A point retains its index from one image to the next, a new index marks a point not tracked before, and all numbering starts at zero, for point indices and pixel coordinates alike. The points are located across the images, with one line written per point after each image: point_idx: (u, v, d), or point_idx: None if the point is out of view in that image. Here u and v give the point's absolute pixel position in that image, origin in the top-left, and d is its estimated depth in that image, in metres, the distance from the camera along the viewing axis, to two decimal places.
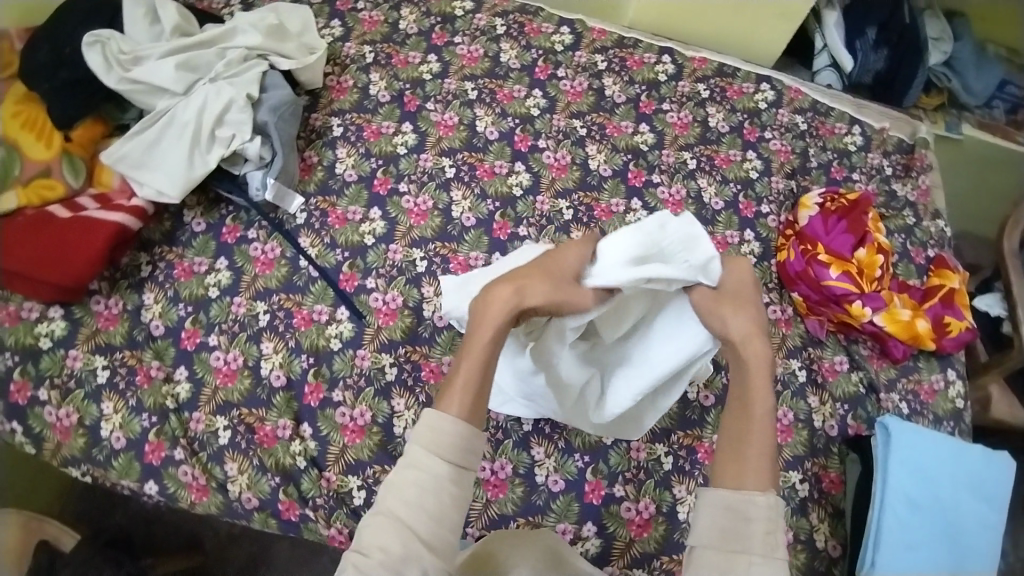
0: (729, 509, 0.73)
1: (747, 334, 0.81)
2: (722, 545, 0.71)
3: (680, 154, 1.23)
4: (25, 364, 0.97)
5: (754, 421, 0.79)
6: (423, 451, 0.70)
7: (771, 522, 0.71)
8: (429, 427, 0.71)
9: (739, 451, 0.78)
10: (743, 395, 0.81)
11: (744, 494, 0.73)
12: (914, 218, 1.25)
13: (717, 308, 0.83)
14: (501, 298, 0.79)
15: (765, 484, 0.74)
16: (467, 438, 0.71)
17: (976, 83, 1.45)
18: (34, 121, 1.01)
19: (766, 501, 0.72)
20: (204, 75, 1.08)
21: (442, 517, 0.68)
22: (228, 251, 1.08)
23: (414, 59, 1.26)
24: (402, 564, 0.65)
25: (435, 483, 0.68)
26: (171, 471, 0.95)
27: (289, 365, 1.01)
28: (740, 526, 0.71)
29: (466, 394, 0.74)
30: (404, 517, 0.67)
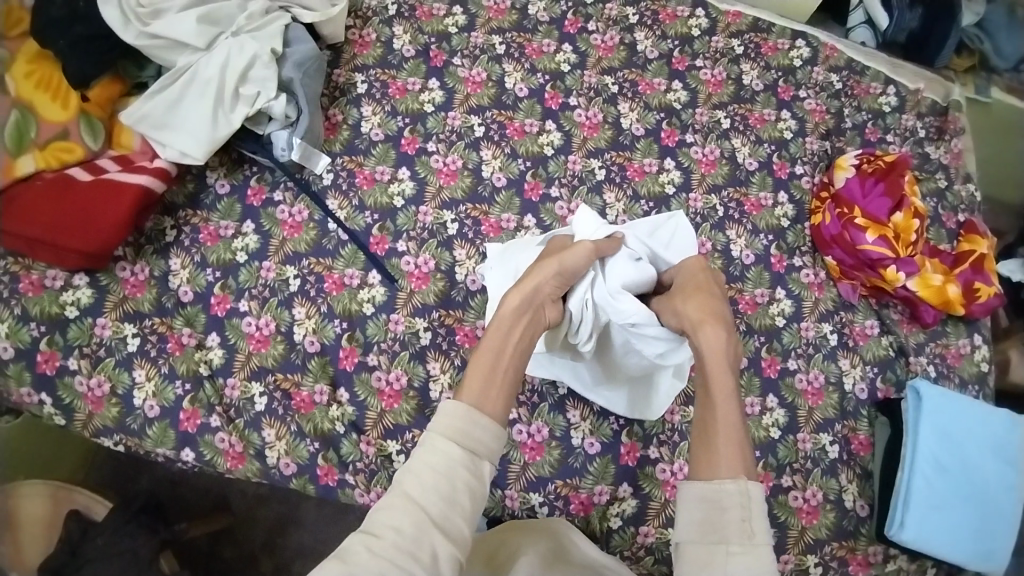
0: (704, 501, 0.72)
1: (697, 321, 0.86)
2: (701, 537, 0.70)
3: (714, 113, 1.20)
4: (53, 334, 0.94)
5: (721, 413, 0.79)
6: (442, 438, 0.71)
7: (748, 508, 0.70)
8: (449, 415, 0.72)
9: (711, 443, 0.77)
10: (706, 388, 0.82)
11: (717, 483, 0.73)
12: (946, 181, 1.23)
13: (670, 301, 0.90)
14: (511, 302, 0.84)
15: (739, 471, 0.73)
16: (487, 425, 0.73)
17: (1006, 45, 1.41)
18: (49, 81, 0.99)
19: (739, 487, 0.72)
20: (226, 28, 1.04)
21: (451, 499, 0.68)
22: (254, 214, 1.05)
23: (439, 11, 1.21)
24: (417, 542, 0.64)
25: (449, 466, 0.69)
26: (207, 438, 0.95)
27: (322, 330, 1.00)
28: (717, 518, 0.70)
29: (485, 378, 0.77)
30: (418, 498, 0.67)
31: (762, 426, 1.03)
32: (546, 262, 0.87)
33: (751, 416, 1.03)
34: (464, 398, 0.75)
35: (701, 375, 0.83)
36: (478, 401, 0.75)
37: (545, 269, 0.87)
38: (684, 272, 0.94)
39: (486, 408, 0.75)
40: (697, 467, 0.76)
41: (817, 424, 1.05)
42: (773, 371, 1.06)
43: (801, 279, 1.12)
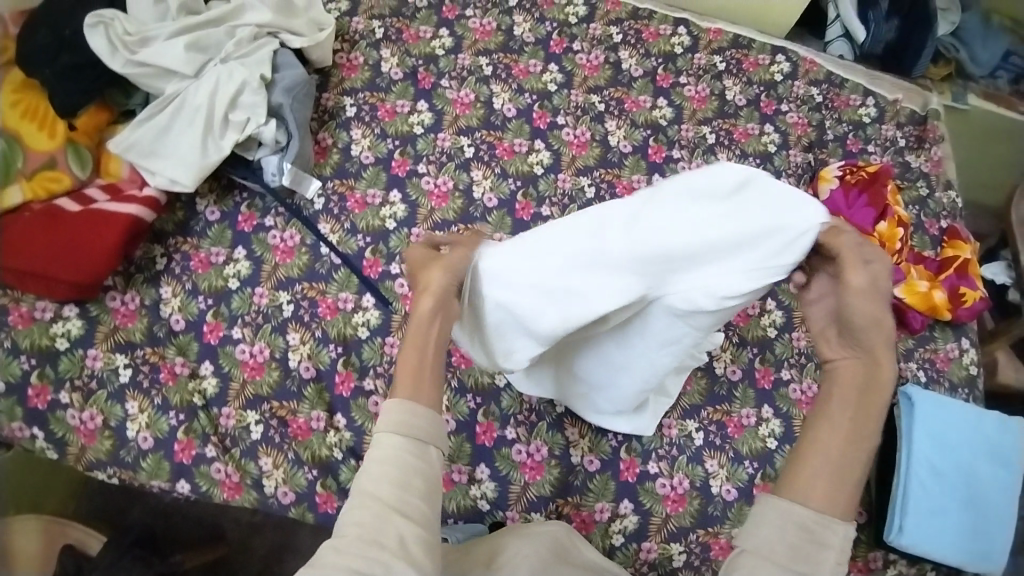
0: (800, 528, 0.64)
1: (875, 346, 0.72)
2: (785, 562, 0.63)
3: (699, 128, 1.22)
4: (43, 368, 0.93)
5: (860, 450, 0.69)
6: (387, 432, 0.67)
7: (843, 551, 0.64)
8: (393, 413, 0.68)
9: (835, 470, 0.68)
10: (854, 420, 0.70)
11: (825, 517, 0.65)
12: (927, 189, 1.26)
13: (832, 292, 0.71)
14: (424, 308, 0.74)
15: (845, 510, 0.67)
16: (425, 413, 0.68)
17: (982, 53, 1.46)
18: (36, 110, 0.98)
19: (844, 528, 0.65)
20: (214, 55, 1.04)
21: (408, 485, 0.64)
22: (245, 240, 1.04)
23: (426, 34, 1.22)
24: (381, 533, 0.61)
25: (397, 455, 0.65)
26: (203, 469, 0.93)
27: (317, 356, 0.99)
28: (807, 548, 0.64)
29: (408, 375, 0.71)
30: (374, 491, 0.63)
31: (759, 437, 1.03)
32: (440, 268, 0.76)
33: (747, 427, 1.04)
34: (400, 395, 0.70)
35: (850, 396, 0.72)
36: (413, 395, 0.70)
37: (438, 271, 0.76)
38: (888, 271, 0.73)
39: (420, 398, 0.70)
40: (814, 492, 0.67)
41: None
42: (768, 381, 1.07)
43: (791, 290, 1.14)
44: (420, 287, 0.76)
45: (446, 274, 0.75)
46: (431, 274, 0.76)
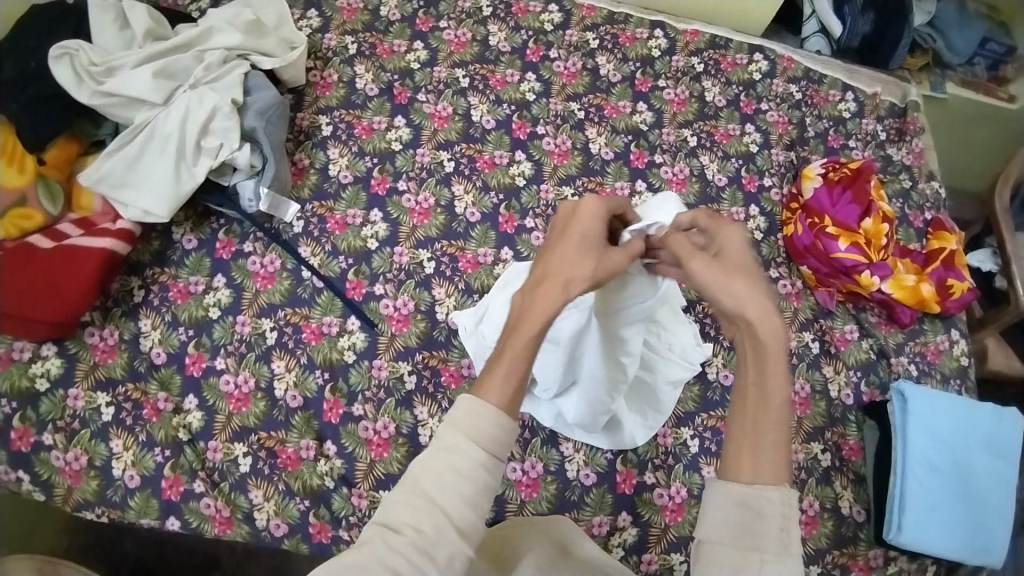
0: (740, 504, 0.57)
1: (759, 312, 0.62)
2: (734, 543, 0.56)
3: (680, 132, 1.21)
4: (24, 410, 0.90)
5: (771, 412, 0.60)
6: (461, 436, 0.58)
7: (787, 518, 0.57)
8: (469, 411, 0.58)
9: (755, 439, 0.59)
10: (758, 384, 0.62)
11: (756, 486, 0.57)
12: (910, 181, 1.26)
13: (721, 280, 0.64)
14: (548, 295, 0.63)
15: (781, 476, 0.58)
16: (512, 430, 0.59)
17: (957, 40, 1.44)
18: (4, 146, 0.94)
19: (781, 495, 0.57)
20: (182, 81, 1.02)
21: (476, 502, 0.57)
22: (225, 268, 1.02)
23: (399, 48, 1.20)
24: (435, 549, 0.55)
25: (472, 470, 0.57)
26: (193, 505, 0.91)
27: (304, 383, 0.97)
28: (754, 522, 0.56)
29: (509, 384, 0.60)
30: (439, 500, 0.56)
31: None
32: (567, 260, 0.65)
33: None
34: (490, 399, 0.59)
35: (751, 362, 0.63)
36: (506, 405, 0.60)
37: (583, 269, 0.65)
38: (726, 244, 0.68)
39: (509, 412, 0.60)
40: (736, 467, 0.59)
41: (807, 434, 1.04)
42: None
43: (779, 291, 1.13)
44: (540, 274, 0.66)
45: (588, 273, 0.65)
46: (574, 265, 0.65)
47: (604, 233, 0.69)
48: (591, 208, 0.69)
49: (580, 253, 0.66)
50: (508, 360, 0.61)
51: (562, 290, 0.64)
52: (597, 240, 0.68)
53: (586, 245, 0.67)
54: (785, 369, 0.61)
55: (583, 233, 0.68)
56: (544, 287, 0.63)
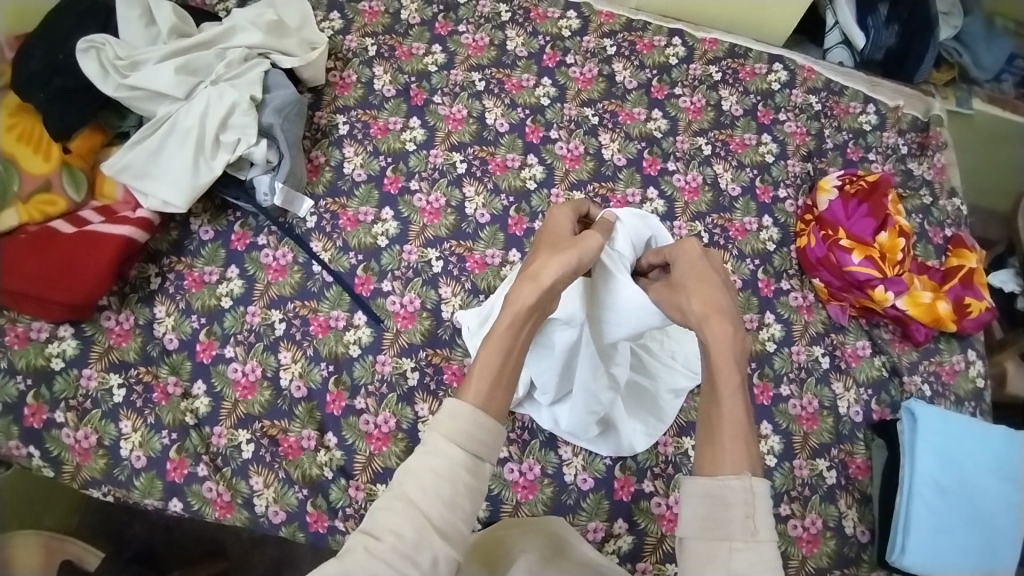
0: (707, 497, 0.62)
1: (704, 316, 0.72)
2: (704, 534, 0.61)
3: (695, 140, 1.20)
4: (38, 387, 0.93)
5: (723, 405, 0.67)
6: (441, 438, 0.60)
7: (754, 504, 0.61)
8: (449, 414, 0.61)
9: (712, 435, 0.67)
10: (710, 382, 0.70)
11: (718, 478, 0.63)
12: (931, 197, 1.23)
13: (674, 298, 0.76)
14: (524, 291, 0.70)
15: (742, 467, 0.64)
16: (491, 429, 0.62)
17: (986, 56, 1.43)
18: (30, 134, 0.99)
19: (743, 485, 0.62)
20: (204, 77, 1.07)
21: (457, 505, 0.58)
22: (238, 259, 1.05)
23: (418, 50, 1.23)
24: (416, 551, 0.55)
25: (452, 471, 0.59)
26: (195, 488, 0.93)
27: (309, 374, 0.99)
28: (719, 514, 0.61)
29: (485, 377, 0.65)
30: (420, 503, 0.57)
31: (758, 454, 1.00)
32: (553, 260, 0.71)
33: None
34: (469, 399, 0.63)
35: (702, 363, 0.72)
36: (484, 402, 0.63)
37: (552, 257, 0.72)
38: (681, 260, 0.77)
39: (489, 407, 0.64)
40: (700, 461, 0.66)
41: (813, 449, 1.02)
42: (766, 398, 1.04)
43: (790, 302, 1.11)
44: (526, 271, 0.72)
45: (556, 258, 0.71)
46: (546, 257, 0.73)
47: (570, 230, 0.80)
48: (559, 211, 0.82)
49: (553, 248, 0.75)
50: (484, 354, 0.67)
51: (535, 283, 0.69)
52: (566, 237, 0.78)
53: (555, 242, 0.76)
54: (735, 364, 0.69)
55: (553, 233, 0.78)
56: (519, 284, 0.70)
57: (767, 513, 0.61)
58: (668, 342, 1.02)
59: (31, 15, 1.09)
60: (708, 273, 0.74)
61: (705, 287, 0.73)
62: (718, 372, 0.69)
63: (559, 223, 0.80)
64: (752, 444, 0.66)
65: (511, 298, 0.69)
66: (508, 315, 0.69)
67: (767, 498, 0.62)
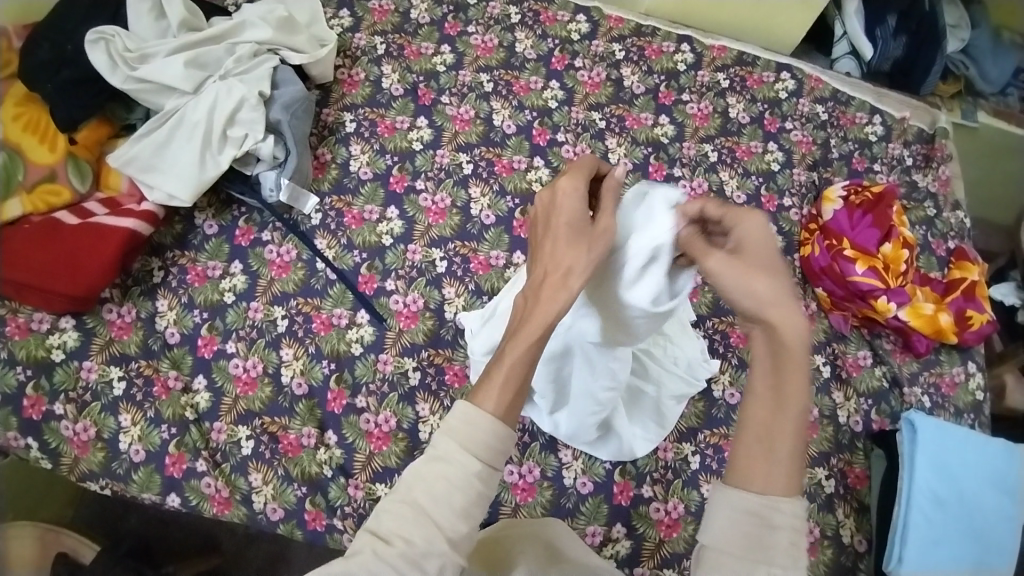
0: (750, 514, 0.58)
1: (774, 311, 0.60)
2: (742, 552, 0.58)
3: (701, 146, 1.21)
4: (38, 378, 0.93)
5: (786, 417, 0.60)
6: (456, 445, 0.59)
7: (798, 530, 0.58)
8: (465, 420, 0.60)
9: (768, 448, 0.60)
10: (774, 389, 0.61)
11: (769, 498, 0.59)
12: (935, 209, 1.23)
13: (742, 280, 0.61)
14: (550, 298, 0.64)
15: (793, 488, 0.59)
16: (508, 438, 0.61)
17: (992, 69, 1.43)
18: (36, 124, 0.99)
19: (794, 508, 0.58)
20: (213, 72, 1.06)
21: (466, 512, 0.57)
22: (242, 254, 1.05)
23: (427, 50, 1.23)
24: (423, 559, 0.55)
25: (464, 480, 0.57)
26: (193, 483, 0.93)
27: (310, 372, 0.99)
28: (761, 534, 0.58)
29: (507, 389, 0.62)
30: (429, 510, 0.57)
31: None
32: (579, 257, 0.65)
33: None
34: (489, 406, 0.61)
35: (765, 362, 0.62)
36: (505, 410, 0.62)
37: (578, 258, 0.65)
38: (748, 235, 0.63)
39: (507, 418, 0.62)
40: (747, 471, 0.60)
41: (812, 458, 1.02)
42: None
43: None
44: (549, 270, 0.65)
45: (583, 260, 0.65)
46: (572, 255, 0.65)
47: (585, 207, 0.69)
48: (568, 187, 0.68)
49: (574, 241, 0.66)
50: (509, 361, 0.63)
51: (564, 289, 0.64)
52: (586, 220, 0.68)
53: (577, 231, 0.67)
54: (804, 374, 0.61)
55: (571, 217, 0.67)
56: (546, 289, 0.64)
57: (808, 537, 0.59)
58: (672, 347, 0.99)
59: (38, 10, 1.09)
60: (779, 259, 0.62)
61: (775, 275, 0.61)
62: (785, 378, 0.61)
63: (572, 204, 0.68)
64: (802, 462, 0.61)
65: (536, 305, 0.64)
66: (540, 327, 0.63)
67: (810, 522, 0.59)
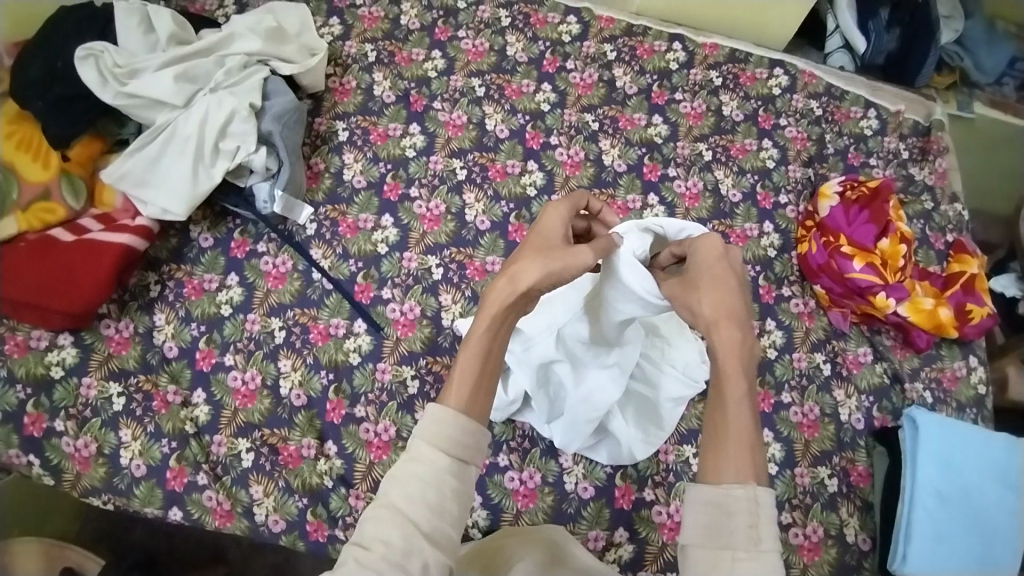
0: (709, 503, 0.59)
1: (714, 319, 0.67)
2: (707, 542, 0.57)
3: (695, 145, 1.20)
4: (38, 396, 0.93)
5: (729, 411, 0.62)
6: (425, 444, 0.60)
7: (757, 514, 0.58)
8: (433, 419, 0.61)
9: (716, 438, 0.62)
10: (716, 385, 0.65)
11: (722, 486, 0.59)
12: (932, 203, 1.23)
13: (683, 296, 0.70)
14: (498, 291, 0.66)
15: (746, 475, 0.60)
16: (478, 434, 0.61)
17: (987, 59, 1.43)
18: (29, 142, 0.99)
19: (748, 493, 0.58)
20: (203, 85, 1.06)
21: (443, 510, 0.58)
22: (238, 267, 1.05)
23: (418, 56, 1.23)
24: (405, 559, 0.55)
25: (437, 477, 0.58)
26: (195, 497, 0.93)
27: (308, 383, 0.99)
28: (723, 522, 0.58)
29: (465, 381, 0.63)
30: (407, 510, 0.57)
31: None
32: (532, 258, 0.68)
33: None
34: (450, 402, 0.62)
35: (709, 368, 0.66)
36: (468, 405, 0.62)
37: (531, 262, 0.67)
38: (700, 255, 0.71)
39: (474, 413, 0.63)
40: (702, 465, 0.62)
41: (813, 457, 1.02)
42: (767, 405, 1.04)
43: (791, 309, 1.11)
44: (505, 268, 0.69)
45: (538, 268, 0.67)
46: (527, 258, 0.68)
47: (563, 231, 0.74)
48: (556, 207, 0.75)
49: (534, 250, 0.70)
50: (463, 357, 0.65)
51: (510, 284, 0.66)
52: (557, 240, 0.72)
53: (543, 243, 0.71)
54: (744, 369, 0.64)
55: (544, 234, 0.73)
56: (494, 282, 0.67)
57: (771, 520, 0.58)
58: (670, 350, 1.00)
59: (28, 27, 1.08)
60: (726, 272, 0.69)
61: (713, 290, 0.68)
62: (727, 374, 0.64)
63: (551, 224, 0.74)
64: (758, 453, 0.62)
65: (486, 299, 0.66)
66: (486, 320, 0.65)
67: (772, 507, 0.58)
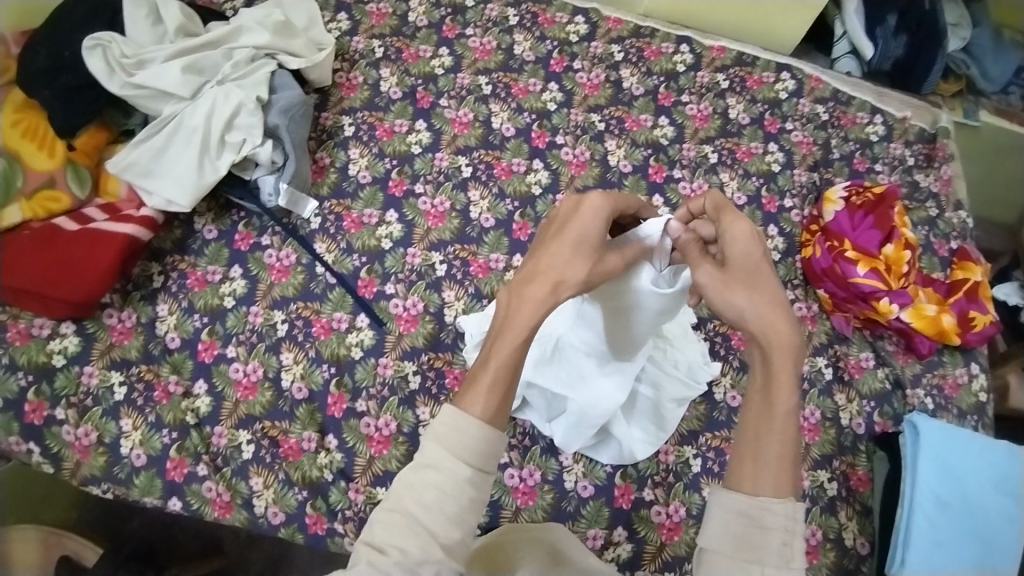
0: (742, 516, 0.59)
1: (764, 318, 0.63)
2: (734, 553, 0.58)
3: (701, 147, 1.20)
4: (39, 384, 0.93)
5: (776, 423, 0.61)
6: (445, 452, 0.59)
7: (790, 531, 0.58)
8: (453, 426, 0.59)
9: (759, 448, 0.61)
10: (764, 393, 0.62)
11: (760, 499, 0.59)
12: (937, 209, 1.23)
13: (726, 292, 0.64)
14: (535, 294, 0.63)
15: (785, 489, 0.60)
16: (497, 440, 0.60)
17: (993, 68, 1.43)
18: (36, 130, 0.99)
19: (785, 508, 0.59)
20: (211, 77, 1.06)
21: (460, 519, 0.57)
22: (242, 259, 1.05)
23: (425, 53, 1.23)
24: (419, 566, 0.55)
25: (455, 487, 0.58)
26: (194, 487, 0.93)
27: (310, 376, 0.99)
28: (754, 536, 0.58)
29: (493, 394, 0.61)
30: (422, 518, 0.57)
31: None
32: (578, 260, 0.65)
33: None
34: (473, 411, 0.60)
35: (757, 370, 0.63)
36: (490, 415, 0.61)
37: (577, 268, 0.64)
38: (736, 244, 0.66)
39: (497, 420, 0.61)
40: (738, 473, 0.61)
41: (814, 460, 1.02)
42: None
43: (793, 312, 1.11)
44: (544, 267, 0.65)
45: (583, 273, 0.65)
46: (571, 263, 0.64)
47: (603, 229, 0.67)
48: (597, 203, 0.66)
49: (577, 252, 0.65)
50: (495, 363, 0.62)
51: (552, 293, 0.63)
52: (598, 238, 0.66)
53: (584, 243, 0.65)
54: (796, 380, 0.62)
55: (581, 232, 0.66)
56: (533, 287, 0.63)
57: (803, 537, 0.59)
58: (672, 352, 1.01)
59: (31, 19, 1.08)
60: (764, 266, 0.65)
61: (761, 288, 0.64)
62: (778, 379, 0.62)
63: (591, 221, 0.66)
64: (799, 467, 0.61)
65: (524, 302, 0.63)
66: (524, 330, 0.62)
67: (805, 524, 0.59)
